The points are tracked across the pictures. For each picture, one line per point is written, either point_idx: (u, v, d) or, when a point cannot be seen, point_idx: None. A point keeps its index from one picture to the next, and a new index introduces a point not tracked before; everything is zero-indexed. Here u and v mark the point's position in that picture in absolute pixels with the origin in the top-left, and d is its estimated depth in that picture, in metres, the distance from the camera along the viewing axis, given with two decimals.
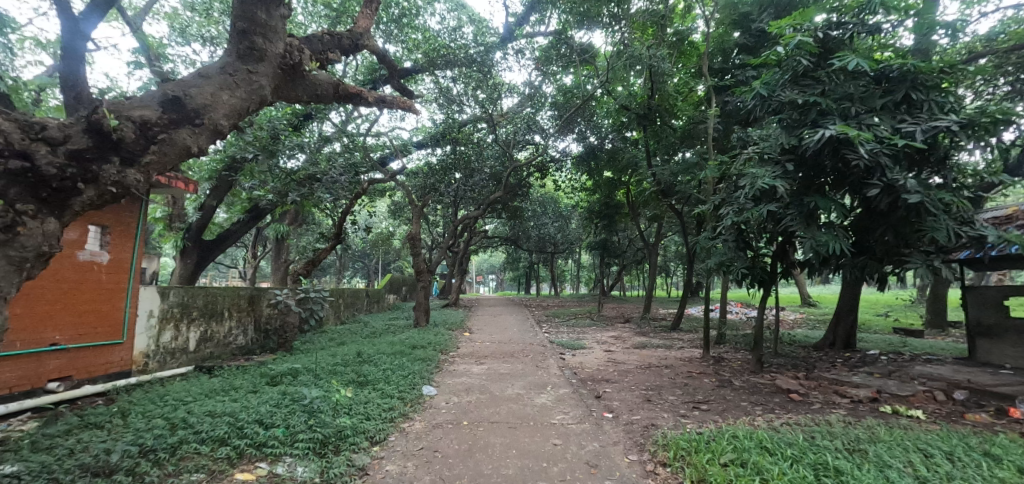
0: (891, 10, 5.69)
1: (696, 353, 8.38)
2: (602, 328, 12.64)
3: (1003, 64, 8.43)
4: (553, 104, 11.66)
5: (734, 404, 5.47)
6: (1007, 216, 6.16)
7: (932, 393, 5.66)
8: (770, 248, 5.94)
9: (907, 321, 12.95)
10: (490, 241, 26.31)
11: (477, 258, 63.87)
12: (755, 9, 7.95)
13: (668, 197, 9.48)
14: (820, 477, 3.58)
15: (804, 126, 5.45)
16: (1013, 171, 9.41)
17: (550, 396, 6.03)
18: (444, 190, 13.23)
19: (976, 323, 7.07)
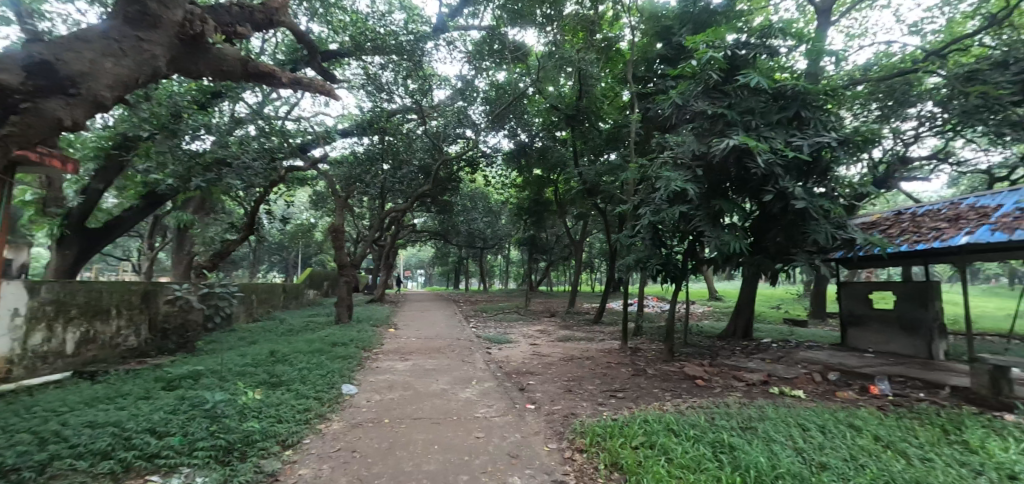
0: (789, 35, 6.26)
1: (616, 345, 8.84)
2: (528, 322, 12.93)
3: (874, 92, 9.73)
4: (485, 99, 11.56)
5: (647, 391, 5.84)
6: (871, 223, 7.12)
7: (812, 375, 6.45)
8: (682, 246, 6.38)
9: (795, 313, 14.66)
10: (419, 235, 25.83)
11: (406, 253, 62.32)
12: (676, 23, 8.40)
13: (594, 196, 9.90)
14: (716, 453, 3.97)
15: (713, 135, 5.93)
16: (880, 185, 10.86)
17: (475, 390, 6.06)
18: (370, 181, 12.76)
19: (848, 314, 8.15)
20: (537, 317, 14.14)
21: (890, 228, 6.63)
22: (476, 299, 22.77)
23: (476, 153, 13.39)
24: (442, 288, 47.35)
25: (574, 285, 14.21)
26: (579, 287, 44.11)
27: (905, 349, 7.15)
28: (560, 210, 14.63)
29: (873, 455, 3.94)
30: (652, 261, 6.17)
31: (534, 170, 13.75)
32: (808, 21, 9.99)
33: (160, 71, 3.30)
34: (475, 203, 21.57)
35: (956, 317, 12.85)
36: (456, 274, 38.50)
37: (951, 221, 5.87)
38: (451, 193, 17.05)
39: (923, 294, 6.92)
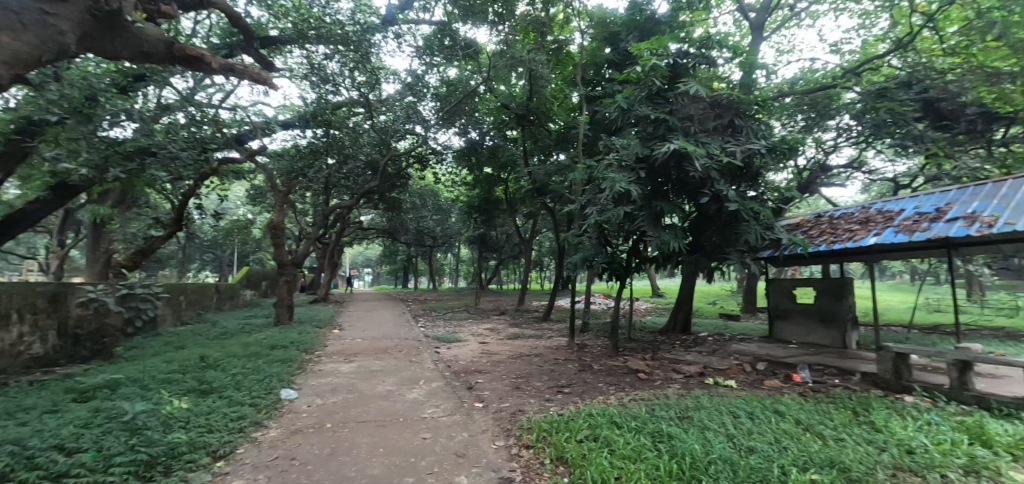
0: (726, 48, 6.65)
1: (564, 341, 9.05)
2: (478, 321, 12.94)
3: (799, 104, 10.59)
4: (436, 95, 11.40)
5: (592, 386, 6.03)
6: (795, 224, 7.72)
7: (743, 366, 6.91)
8: (626, 246, 6.61)
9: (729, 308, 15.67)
10: (367, 233, 25.05)
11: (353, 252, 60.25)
12: (624, 30, 8.72)
13: (543, 196, 10.06)
14: (655, 442, 4.17)
15: (655, 139, 6.18)
16: (804, 189, 11.80)
17: (422, 390, 5.99)
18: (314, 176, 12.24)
19: (774, 309, 8.80)
20: (485, 316, 14.16)
21: (811, 230, 7.21)
22: (425, 298, 22.46)
23: (426, 150, 13.20)
24: (390, 287, 46.19)
25: (523, 283, 14.38)
26: (529, 285, 44.62)
27: (824, 340, 7.83)
28: (509, 209, 14.74)
29: (794, 437, 4.29)
30: (598, 259, 6.36)
31: (485, 168, 13.76)
32: (744, 35, 10.68)
33: (68, 49, 2.98)
34: (424, 200, 21.20)
35: (864, 310, 14.28)
36: (405, 273, 37.71)
37: (862, 223, 6.47)
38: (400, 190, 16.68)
39: (839, 290, 7.60)
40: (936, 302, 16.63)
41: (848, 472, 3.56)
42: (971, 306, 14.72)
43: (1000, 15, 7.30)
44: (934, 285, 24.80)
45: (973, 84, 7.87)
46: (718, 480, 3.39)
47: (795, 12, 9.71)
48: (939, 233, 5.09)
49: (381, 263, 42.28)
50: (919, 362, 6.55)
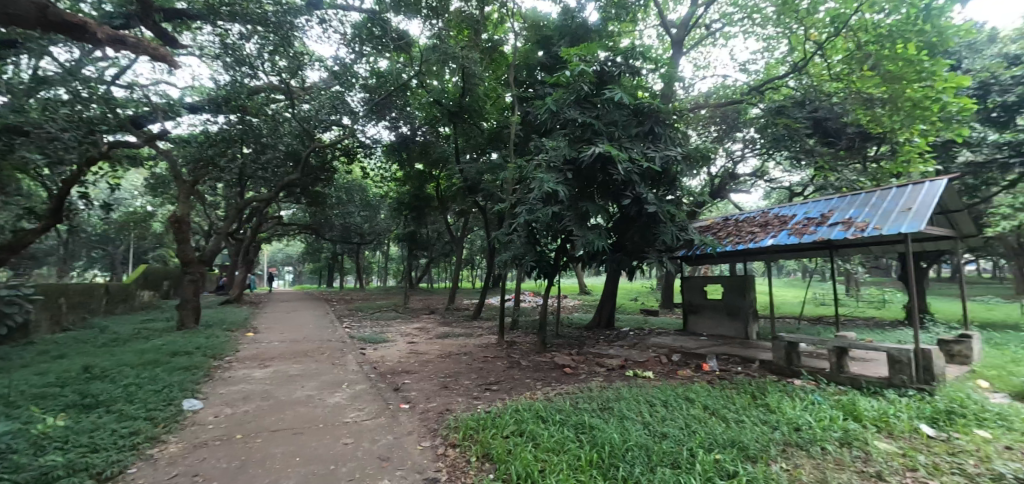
0: (648, 59, 7.03)
1: (493, 339, 9.14)
2: (407, 320, 12.69)
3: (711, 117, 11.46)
4: (365, 87, 10.96)
5: (519, 382, 6.16)
6: (706, 227, 8.42)
7: (659, 358, 7.41)
8: (555, 245, 6.80)
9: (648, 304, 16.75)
10: (288, 229, 23.49)
11: (272, 248, 56.11)
12: (556, 35, 8.97)
13: (475, 194, 10.32)
14: (578, 434, 4.36)
15: (582, 142, 6.41)
16: (715, 195, 12.90)
17: (345, 394, 5.80)
18: (226, 165, 11.37)
19: (688, 304, 9.55)
20: (415, 315, 13.92)
21: (719, 231, 7.89)
22: (352, 298, 21.58)
23: (354, 142, 12.83)
24: (313, 286, 43.59)
25: (454, 281, 14.32)
26: (461, 284, 44.39)
27: (730, 331, 8.61)
28: (441, 207, 14.59)
29: (702, 421, 4.68)
30: (526, 258, 6.48)
31: (416, 164, 13.56)
32: (665, 49, 11.40)
33: None
34: (350, 195, 20.24)
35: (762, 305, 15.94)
36: (330, 271, 35.81)
37: (761, 227, 7.19)
38: (325, 183, 15.86)
39: (742, 286, 8.41)
40: (819, 296, 18.98)
41: (747, 450, 3.96)
42: (846, 300, 17.01)
43: (874, 48, 8.38)
44: (817, 282, 28.30)
45: (852, 107, 9.01)
46: (633, 466, 3.62)
47: (711, 31, 10.51)
48: (823, 235, 5.78)
49: (304, 261, 39.81)
50: (805, 349, 7.46)
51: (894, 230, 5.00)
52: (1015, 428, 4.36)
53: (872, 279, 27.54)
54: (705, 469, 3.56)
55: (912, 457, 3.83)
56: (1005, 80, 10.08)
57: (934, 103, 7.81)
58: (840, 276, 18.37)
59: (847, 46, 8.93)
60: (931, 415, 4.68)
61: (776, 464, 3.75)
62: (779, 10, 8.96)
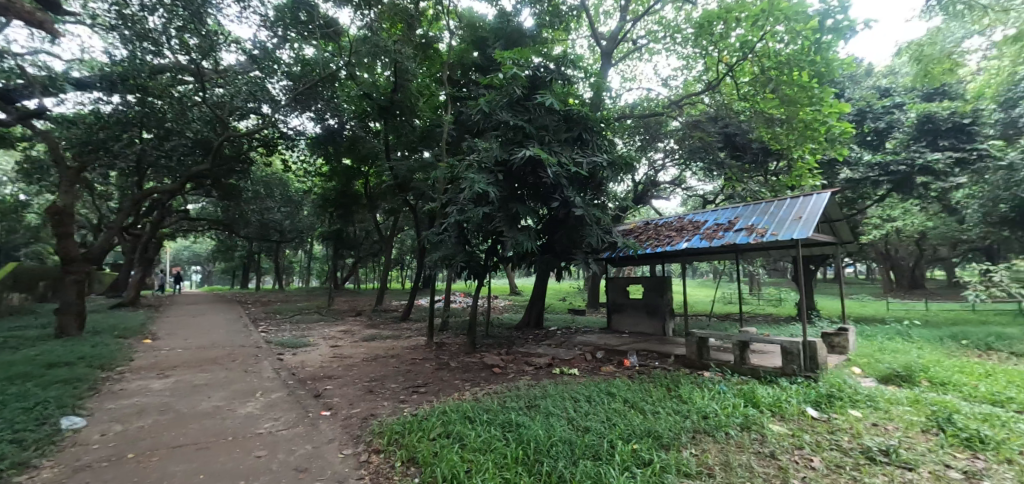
0: (578, 68, 7.28)
1: (422, 341, 9.00)
2: (331, 323, 12.12)
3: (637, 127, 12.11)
4: (288, 74, 10.38)
5: (448, 383, 6.14)
6: (629, 230, 8.89)
7: (584, 355, 7.70)
8: (485, 245, 6.84)
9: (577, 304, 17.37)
10: (198, 224, 21.40)
11: (178, 246, 50.61)
12: (491, 36, 9.04)
13: (406, 192, 10.10)
14: (505, 432, 4.41)
15: (514, 145, 6.50)
16: (639, 201, 13.66)
17: (258, 403, 5.42)
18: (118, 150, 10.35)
19: (612, 303, 10.03)
20: (340, 317, 13.32)
21: (641, 235, 8.37)
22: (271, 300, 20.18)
23: (274, 133, 12.14)
24: (225, 288, 39.86)
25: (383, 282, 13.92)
26: (392, 285, 43.13)
27: (650, 329, 9.15)
28: (371, 205, 14.10)
29: (621, 414, 4.94)
30: (456, 258, 6.46)
31: (344, 159, 13.02)
32: (596, 60, 11.89)
33: None
34: (271, 190, 18.87)
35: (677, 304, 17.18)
36: (246, 271, 33.06)
37: (677, 231, 7.74)
38: (241, 175, 14.70)
39: (661, 286, 9.02)
40: (727, 295, 20.83)
41: (661, 439, 4.24)
42: (749, 299, 18.85)
43: (774, 74, 9.16)
44: (726, 282, 31.02)
45: (757, 124, 9.99)
46: (557, 461, 3.73)
47: (637, 46, 11.12)
48: (730, 240, 6.34)
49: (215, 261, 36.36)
50: (713, 344, 8.13)
51: (788, 236, 5.63)
52: (878, 407, 5.08)
53: (771, 280, 30.77)
54: (623, 458, 3.77)
55: (799, 437, 4.32)
56: (875, 109, 11.86)
57: (821, 125, 9.06)
58: (744, 278, 20.29)
59: (753, 69, 9.73)
60: (814, 399, 5.31)
61: (686, 450, 4.06)
62: (697, 33, 9.65)
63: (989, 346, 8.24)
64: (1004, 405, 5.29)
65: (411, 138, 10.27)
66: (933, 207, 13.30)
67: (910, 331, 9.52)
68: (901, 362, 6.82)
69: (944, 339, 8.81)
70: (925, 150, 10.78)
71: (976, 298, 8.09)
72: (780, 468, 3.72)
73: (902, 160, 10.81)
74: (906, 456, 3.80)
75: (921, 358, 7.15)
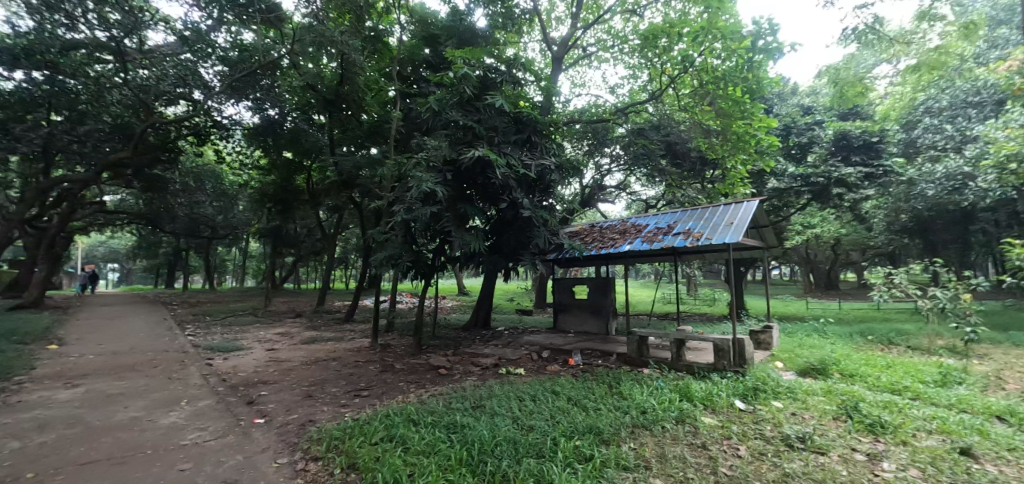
0: (528, 72, 7.44)
1: (365, 343, 8.75)
2: (268, 325, 11.49)
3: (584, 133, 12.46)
4: (224, 60, 9.85)
5: (392, 386, 6.02)
6: (575, 232, 9.12)
7: (531, 355, 7.81)
8: (433, 246, 6.78)
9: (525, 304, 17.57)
10: (117, 218, 19.50)
11: (89, 241, 45.59)
12: (443, 34, 8.97)
13: (351, 189, 9.79)
14: (449, 434, 4.37)
15: (463, 144, 6.49)
16: (586, 204, 14.03)
17: (183, 413, 5.04)
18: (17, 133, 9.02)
19: (558, 304, 10.24)
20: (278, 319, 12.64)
21: (586, 237, 8.61)
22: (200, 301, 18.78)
23: (205, 121, 11.46)
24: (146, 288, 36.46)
25: (327, 282, 13.39)
26: (337, 285, 41.51)
27: (594, 328, 9.45)
28: (314, 201, 13.51)
29: (565, 412, 5.06)
30: (403, 258, 6.35)
31: (285, 152, 12.41)
32: (547, 65, 12.10)
33: None
34: (202, 183, 17.53)
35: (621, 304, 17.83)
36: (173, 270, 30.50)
37: (621, 234, 8.05)
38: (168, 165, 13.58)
39: (605, 287, 9.36)
40: (666, 295, 21.89)
41: (602, 434, 4.38)
42: (686, 299, 19.93)
43: (712, 88, 9.69)
44: (667, 283, 32.57)
45: (696, 135, 10.60)
46: (501, 460, 3.75)
47: (586, 53, 11.40)
48: (669, 243, 6.68)
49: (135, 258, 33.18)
50: (653, 342, 8.53)
51: (721, 240, 6.02)
52: (797, 398, 5.55)
53: (707, 281, 32.71)
54: (566, 455, 3.86)
55: (727, 428, 4.62)
56: (799, 125, 12.81)
57: (751, 138, 9.80)
58: (682, 279, 21.40)
59: (692, 83, 10.22)
60: (742, 392, 5.71)
61: (624, 444, 4.23)
62: (642, 44, 10.06)
63: (890, 341, 9.24)
64: (900, 393, 5.97)
65: (357, 133, 9.96)
66: (846, 216, 14.73)
67: (825, 328, 10.47)
68: (817, 356, 7.49)
69: (853, 335, 9.78)
70: (840, 165, 11.90)
71: (880, 298, 9.04)
72: (710, 458, 3.96)
73: (821, 172, 11.85)
74: (819, 442, 4.18)
75: (834, 352, 7.90)
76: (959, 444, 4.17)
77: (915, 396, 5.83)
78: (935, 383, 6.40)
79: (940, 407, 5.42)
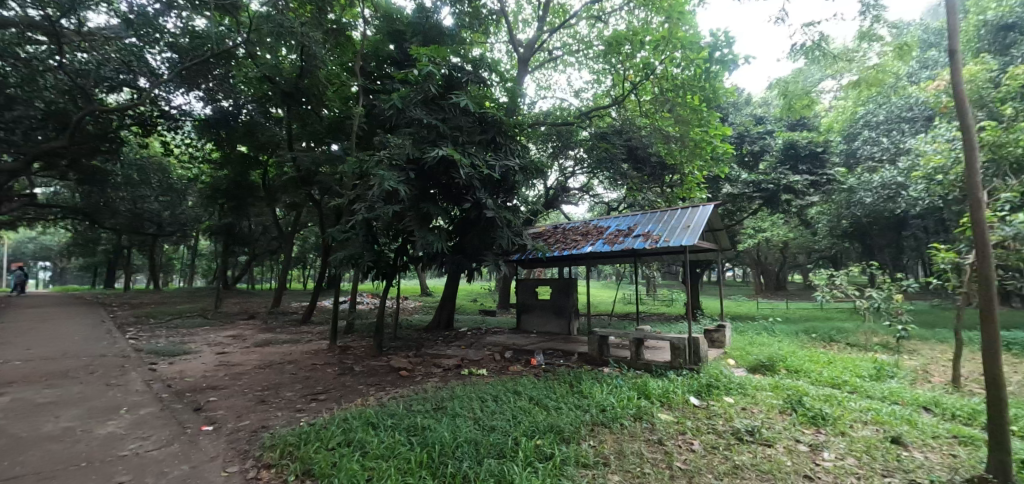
0: (494, 72, 7.47)
1: (323, 345, 8.50)
2: (220, 327, 10.94)
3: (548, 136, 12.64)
4: (173, 46, 9.39)
5: (351, 389, 5.87)
6: (538, 233, 9.22)
7: (493, 355, 7.82)
8: (394, 245, 6.67)
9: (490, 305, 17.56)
10: (49, 212, 17.98)
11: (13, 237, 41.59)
12: (408, 31, 8.87)
13: (310, 186, 9.48)
14: (410, 437, 4.30)
15: (427, 143, 6.43)
16: (550, 205, 14.19)
17: (123, 421, 4.71)
18: None
19: (521, 304, 10.30)
20: (230, 321, 12.06)
21: (549, 238, 8.72)
22: (143, 302, 17.63)
23: (152, 110, 10.88)
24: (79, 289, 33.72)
25: (284, 283, 12.90)
26: (294, 285, 40.01)
27: (556, 328, 9.57)
28: (271, 198, 12.98)
29: (527, 411, 5.10)
30: (363, 258, 6.22)
31: (239, 145, 11.87)
32: (513, 66, 12.16)
33: None
34: (147, 176, 16.46)
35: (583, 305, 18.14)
36: (111, 269, 28.41)
37: (583, 235, 8.20)
38: (108, 156, 12.69)
39: (567, 287, 9.50)
40: (627, 295, 22.45)
41: (562, 433, 4.43)
42: (646, 299, 20.55)
43: (671, 95, 10.08)
44: (628, 284, 33.43)
45: (656, 140, 10.96)
46: (462, 462, 3.73)
47: (552, 56, 11.56)
48: (629, 245, 6.86)
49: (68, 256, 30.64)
50: (613, 341, 8.74)
51: (678, 242, 6.25)
52: (746, 393, 5.84)
53: (666, 283, 33.82)
54: (527, 455, 3.89)
55: (683, 423, 4.79)
56: (751, 134, 13.49)
57: (707, 145, 10.25)
58: (642, 280, 22.02)
59: (653, 90, 10.56)
60: (697, 388, 5.94)
61: (584, 442, 4.30)
62: (606, 50, 10.30)
63: (832, 338, 9.88)
64: (840, 387, 6.39)
65: (317, 128, 9.65)
66: (793, 221, 15.64)
67: (774, 327, 11.06)
68: (766, 353, 7.91)
69: (799, 333, 10.38)
70: (788, 172, 12.62)
71: (822, 298, 9.65)
72: (666, 453, 4.09)
73: (771, 179, 12.54)
74: (767, 435, 4.40)
75: (781, 350, 8.36)
76: (891, 433, 4.50)
77: (853, 389, 6.27)
78: (870, 377, 6.89)
79: (875, 399, 5.85)
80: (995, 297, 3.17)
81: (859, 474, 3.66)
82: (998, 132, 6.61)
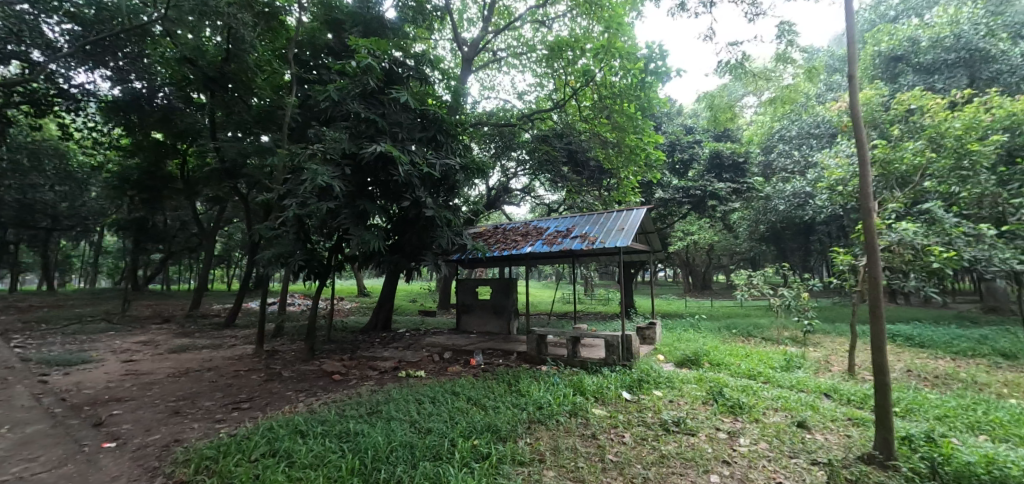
0: (436, 70, 7.38)
1: (248, 350, 7.94)
2: (128, 332, 9.85)
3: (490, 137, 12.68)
4: (75, 17, 8.36)
5: (278, 396, 5.54)
6: (479, 233, 9.22)
7: (432, 357, 7.72)
8: (328, 244, 6.39)
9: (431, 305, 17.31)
10: None
11: None
12: (348, 20, 8.54)
13: (236, 179, 8.81)
14: (341, 444, 4.12)
15: (364, 139, 6.22)
16: (492, 205, 14.24)
17: (4, 442, 4.12)
18: None
19: (461, 304, 10.24)
20: (141, 326, 10.92)
21: (490, 238, 8.75)
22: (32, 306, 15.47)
23: (46, 88, 9.60)
24: None
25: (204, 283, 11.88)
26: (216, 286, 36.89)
27: (496, 328, 9.62)
28: (191, 191, 11.92)
29: (464, 412, 5.08)
30: (294, 256, 5.90)
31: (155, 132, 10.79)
32: (457, 65, 12.08)
33: None
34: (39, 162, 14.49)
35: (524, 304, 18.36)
36: None
37: (523, 236, 8.32)
38: None
39: (507, 287, 9.59)
40: (567, 295, 23.04)
41: (499, 432, 4.48)
42: (584, 299, 21.19)
43: (609, 101, 10.45)
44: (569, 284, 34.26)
45: (595, 145, 11.36)
46: (396, 466, 3.65)
47: (496, 57, 11.61)
48: (567, 246, 7.07)
49: None
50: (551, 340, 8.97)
51: (613, 243, 6.53)
52: (674, 386, 6.23)
53: (604, 282, 35.05)
54: (463, 455, 3.90)
55: (615, 417, 5.01)
56: (682, 143, 14.35)
57: (641, 151, 10.79)
58: (581, 280, 22.66)
59: (592, 96, 10.79)
60: (628, 383, 6.23)
61: (520, 440, 4.37)
62: (550, 54, 10.55)
63: (749, 334, 10.77)
64: (755, 378, 7.01)
65: (245, 118, 9.00)
66: (718, 225, 16.86)
67: (699, 324, 11.85)
68: (691, 348, 8.47)
69: (721, 329, 11.20)
70: (713, 180, 13.64)
71: (741, 297, 10.50)
72: (598, 446, 4.26)
73: (699, 185, 13.50)
74: (690, 425, 4.72)
75: (704, 345, 8.99)
76: (797, 418, 5.00)
77: (766, 379, 6.90)
78: (781, 368, 7.62)
79: (785, 387, 6.48)
80: (881, 294, 3.60)
81: (770, 456, 4.03)
82: (887, 150, 7.50)
